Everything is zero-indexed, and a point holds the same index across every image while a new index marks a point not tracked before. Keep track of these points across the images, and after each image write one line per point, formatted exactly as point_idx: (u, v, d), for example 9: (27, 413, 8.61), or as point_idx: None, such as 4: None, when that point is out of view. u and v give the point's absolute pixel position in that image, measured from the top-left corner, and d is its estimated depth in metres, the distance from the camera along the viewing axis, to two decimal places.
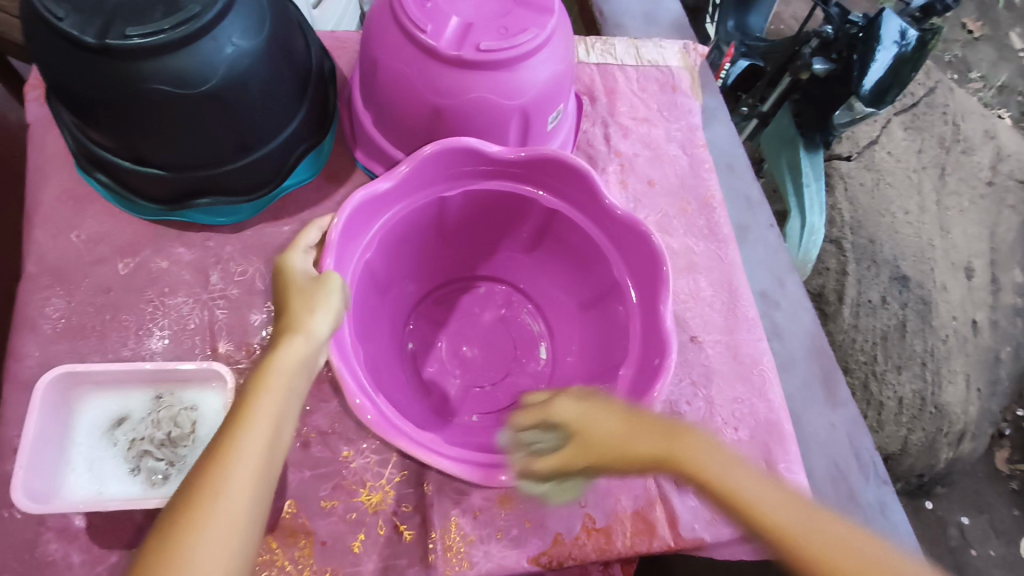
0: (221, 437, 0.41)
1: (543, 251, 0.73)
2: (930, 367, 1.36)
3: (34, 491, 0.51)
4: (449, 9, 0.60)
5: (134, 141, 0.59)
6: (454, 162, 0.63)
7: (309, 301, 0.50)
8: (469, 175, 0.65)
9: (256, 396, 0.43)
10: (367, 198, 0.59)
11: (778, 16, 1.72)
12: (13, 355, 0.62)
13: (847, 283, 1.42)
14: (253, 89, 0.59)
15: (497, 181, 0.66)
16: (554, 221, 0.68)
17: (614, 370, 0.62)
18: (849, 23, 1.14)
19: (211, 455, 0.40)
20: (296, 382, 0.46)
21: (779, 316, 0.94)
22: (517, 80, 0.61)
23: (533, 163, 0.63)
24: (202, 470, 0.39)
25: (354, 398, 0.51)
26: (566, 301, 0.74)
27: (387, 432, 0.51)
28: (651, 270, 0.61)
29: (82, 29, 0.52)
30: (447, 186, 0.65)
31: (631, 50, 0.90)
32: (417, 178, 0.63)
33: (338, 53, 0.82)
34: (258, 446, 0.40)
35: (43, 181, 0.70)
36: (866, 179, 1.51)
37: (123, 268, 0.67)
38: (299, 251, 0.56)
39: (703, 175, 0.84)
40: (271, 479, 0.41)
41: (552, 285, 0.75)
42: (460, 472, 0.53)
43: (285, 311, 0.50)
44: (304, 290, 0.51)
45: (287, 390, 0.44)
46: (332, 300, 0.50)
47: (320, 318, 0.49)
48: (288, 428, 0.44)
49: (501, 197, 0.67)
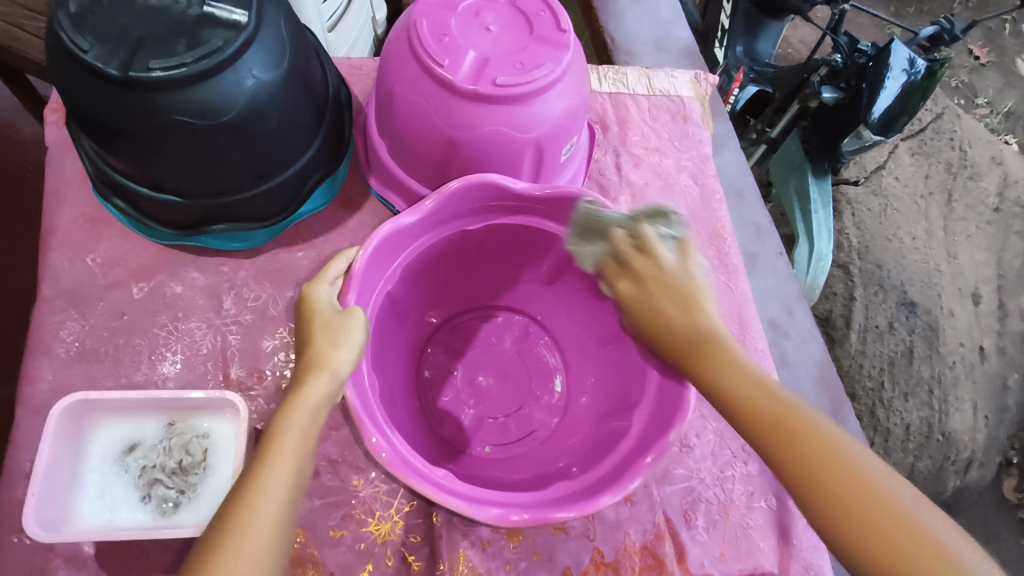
0: (246, 476, 0.41)
1: (562, 285, 0.73)
2: (938, 395, 1.35)
3: (46, 518, 0.51)
4: (466, 43, 0.61)
5: (153, 169, 0.60)
6: (476, 197, 0.63)
7: (334, 335, 0.51)
8: (493, 209, 0.65)
9: (280, 432, 0.44)
10: (391, 233, 0.60)
11: (786, 41, 1.73)
12: (27, 379, 0.62)
13: (854, 308, 1.43)
14: (270, 119, 0.60)
15: (521, 216, 0.66)
16: (575, 257, 0.68)
17: (630, 411, 0.62)
18: (859, 52, 1.16)
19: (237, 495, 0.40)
20: (319, 420, 0.46)
21: (788, 345, 0.94)
22: (531, 113, 0.62)
23: (557, 201, 0.63)
24: (230, 509, 0.40)
25: (369, 434, 0.50)
26: (584, 336, 0.74)
27: (402, 469, 0.50)
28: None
29: (106, 61, 0.53)
30: (470, 219, 0.66)
31: (643, 79, 0.91)
32: (439, 213, 0.63)
33: (353, 79, 0.83)
34: (282, 481, 0.41)
35: (60, 204, 0.70)
36: (874, 205, 1.54)
37: (137, 292, 0.67)
38: (324, 283, 0.56)
39: (713, 206, 0.84)
40: (295, 516, 0.41)
41: (570, 318, 0.75)
42: (469, 510, 0.50)
43: (306, 345, 0.51)
44: (328, 323, 0.52)
45: (309, 425, 0.45)
46: (354, 334, 0.51)
47: (342, 353, 0.50)
48: (309, 464, 0.44)
49: (523, 230, 0.68)
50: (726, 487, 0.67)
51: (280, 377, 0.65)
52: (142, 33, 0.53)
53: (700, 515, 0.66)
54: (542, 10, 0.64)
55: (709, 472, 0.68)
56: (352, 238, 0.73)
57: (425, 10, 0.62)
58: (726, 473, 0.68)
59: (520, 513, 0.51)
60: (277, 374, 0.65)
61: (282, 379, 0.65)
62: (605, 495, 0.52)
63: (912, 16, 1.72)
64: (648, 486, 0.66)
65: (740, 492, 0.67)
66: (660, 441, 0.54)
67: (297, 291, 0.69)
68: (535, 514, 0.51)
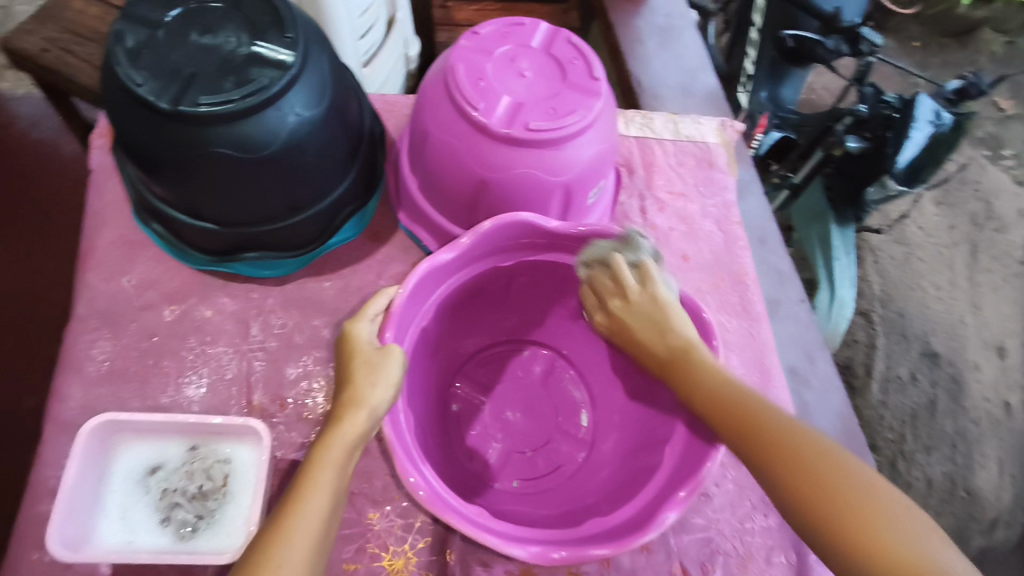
0: (281, 512, 0.45)
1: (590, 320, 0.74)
2: (961, 450, 1.33)
3: (68, 538, 0.52)
4: (500, 89, 0.63)
5: (195, 198, 0.62)
6: (510, 236, 0.64)
7: (373, 373, 0.52)
8: (527, 247, 0.67)
9: (316, 471, 0.47)
10: (430, 270, 0.60)
11: (810, 87, 1.75)
12: (56, 395, 0.64)
13: (876, 357, 1.41)
14: (308, 154, 0.62)
15: (552, 254, 0.68)
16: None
17: (660, 448, 0.62)
18: (884, 103, 1.16)
19: (271, 531, 0.43)
20: (351, 459, 0.49)
21: (809, 395, 0.94)
22: (562, 157, 0.63)
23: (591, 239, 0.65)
24: (263, 545, 0.42)
25: (408, 475, 0.51)
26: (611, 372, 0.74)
27: (437, 505, 0.51)
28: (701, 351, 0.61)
29: (158, 96, 0.55)
30: (503, 255, 0.67)
31: (669, 125, 0.93)
32: (474, 250, 0.64)
33: (387, 115, 0.86)
34: (315, 521, 0.44)
35: (99, 225, 0.73)
36: (896, 253, 1.54)
37: (168, 314, 0.69)
38: (365, 320, 0.58)
39: (736, 252, 0.85)
40: (323, 555, 0.44)
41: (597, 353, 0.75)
42: (504, 547, 0.50)
43: (347, 380, 0.53)
44: (368, 359, 0.54)
45: (344, 464, 0.48)
46: (393, 371, 0.53)
47: (379, 391, 0.52)
48: (339, 506, 0.47)
49: (552, 267, 0.69)
50: (745, 539, 0.66)
51: (302, 405, 0.66)
52: (194, 69, 0.56)
53: (717, 567, 0.64)
54: (575, 58, 0.66)
55: (728, 523, 0.67)
56: (379, 270, 0.75)
57: (462, 55, 0.64)
58: (745, 525, 0.67)
59: (558, 551, 0.51)
60: (298, 402, 0.66)
61: (303, 407, 0.66)
62: (645, 531, 0.52)
63: (936, 66, 1.73)
64: (665, 535, 0.65)
65: (759, 545, 0.66)
66: (694, 477, 0.53)
67: (323, 320, 0.71)
68: (573, 551, 0.51)
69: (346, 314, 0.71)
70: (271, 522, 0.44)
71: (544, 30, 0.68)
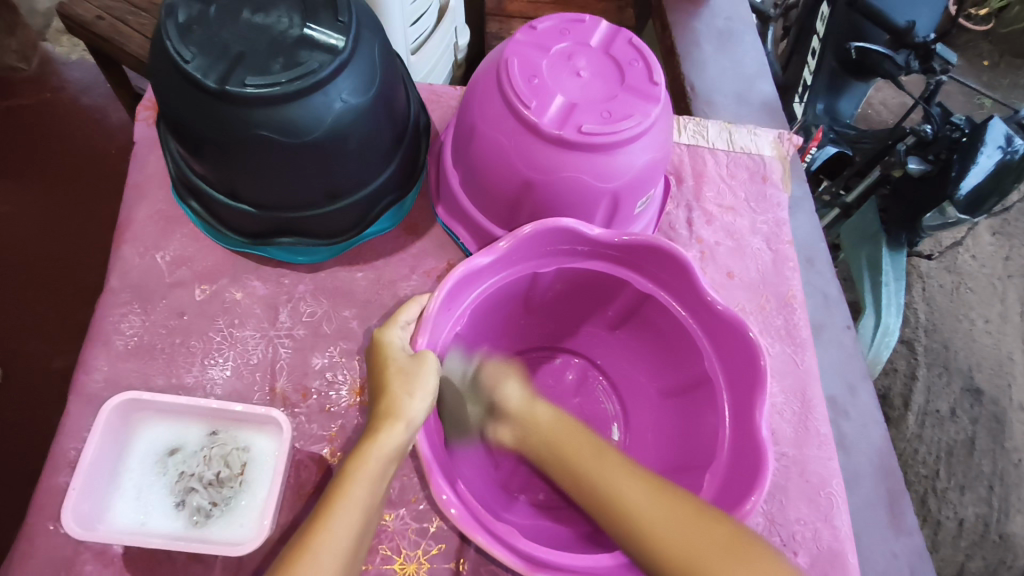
0: (310, 531, 0.44)
1: (627, 331, 0.72)
2: (998, 493, 1.27)
3: (83, 514, 0.51)
4: (554, 87, 0.60)
5: (234, 179, 0.61)
6: (555, 240, 0.62)
7: (408, 382, 0.51)
8: (568, 253, 0.64)
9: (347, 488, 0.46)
10: (465, 273, 0.59)
11: (868, 101, 1.68)
12: (82, 366, 0.63)
13: (915, 388, 1.35)
14: (352, 143, 0.60)
15: (596, 261, 0.65)
16: (646, 304, 0.66)
17: (700, 473, 0.59)
18: (952, 125, 1.11)
19: (296, 545, 0.44)
20: (385, 472, 0.48)
21: (846, 426, 0.90)
22: (614, 164, 0.60)
23: (635, 248, 0.62)
24: (289, 560, 0.43)
25: (439, 488, 0.50)
26: (647, 387, 0.72)
27: (469, 526, 0.50)
28: (746, 373, 0.59)
29: (204, 73, 0.54)
30: (544, 261, 0.65)
31: (723, 134, 0.89)
32: (514, 254, 0.62)
33: (432, 105, 0.83)
34: (342, 539, 0.44)
35: (137, 199, 0.72)
36: (946, 281, 1.48)
37: (199, 293, 0.68)
38: (397, 326, 0.56)
39: (785, 273, 0.80)
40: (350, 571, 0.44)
41: (633, 366, 0.73)
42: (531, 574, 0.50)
43: (382, 388, 0.52)
44: (403, 368, 0.52)
45: (378, 478, 0.48)
46: (428, 382, 0.52)
47: (416, 402, 0.51)
48: (369, 524, 0.47)
49: (596, 276, 0.66)
50: None
51: (325, 398, 0.64)
52: (243, 48, 0.54)
53: None
54: (635, 60, 0.63)
55: None
56: (412, 264, 0.73)
57: (518, 49, 0.61)
58: None
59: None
60: (322, 393, 0.65)
61: (327, 400, 0.64)
62: None
63: (1005, 88, 1.64)
64: None
65: None
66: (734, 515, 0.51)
67: (352, 311, 0.69)
68: None
69: (376, 307, 0.70)
70: (299, 534, 0.45)
71: (604, 28, 0.65)
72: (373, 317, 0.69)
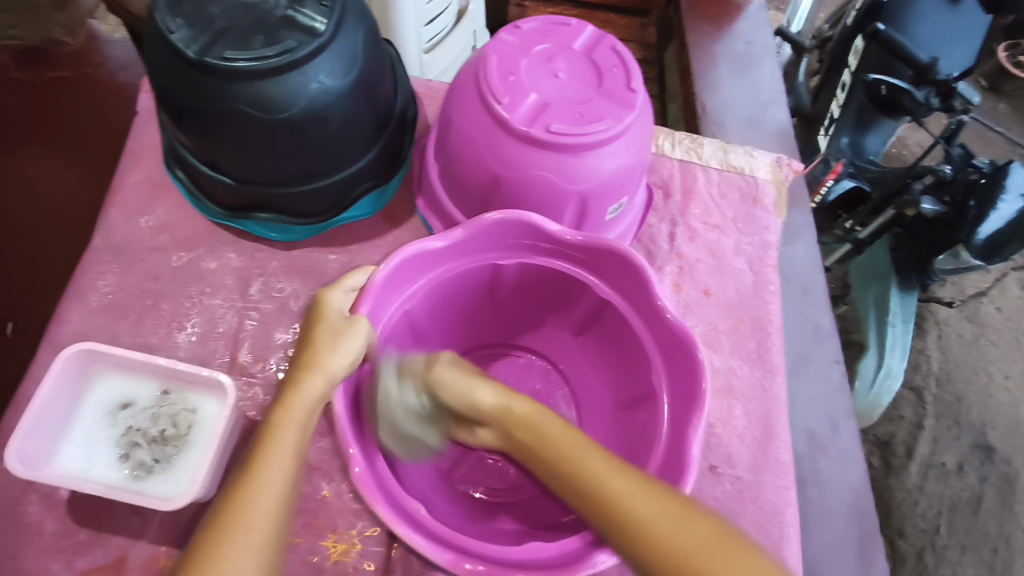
0: (241, 477, 0.44)
1: (590, 338, 0.71)
2: (1001, 557, 1.21)
3: (26, 455, 0.53)
4: (530, 86, 0.61)
5: (214, 150, 0.63)
6: (516, 234, 0.62)
7: (333, 341, 0.52)
8: (530, 249, 0.64)
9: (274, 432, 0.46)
10: (420, 252, 0.60)
11: (902, 141, 1.64)
12: (57, 318, 0.66)
13: (920, 438, 1.30)
14: (329, 125, 0.61)
15: (557, 260, 0.65)
16: (606, 311, 0.66)
17: None
18: (972, 168, 1.08)
19: (231, 494, 0.43)
20: (312, 418, 0.49)
21: (826, 463, 0.88)
22: (581, 166, 0.60)
23: (595, 251, 0.62)
24: (230, 506, 0.42)
25: (348, 447, 0.51)
26: (602, 397, 0.71)
27: (369, 490, 0.51)
28: (689, 390, 0.57)
29: (187, 44, 0.56)
30: (505, 254, 0.65)
31: (719, 153, 0.88)
32: (474, 242, 0.62)
33: (429, 100, 0.85)
34: (279, 479, 0.44)
35: (131, 164, 0.75)
36: (966, 331, 1.43)
37: (176, 260, 0.70)
38: (340, 289, 0.58)
39: (764, 296, 0.79)
40: (287, 517, 0.44)
41: (592, 374, 0.72)
42: (427, 552, 0.49)
43: (308, 344, 0.52)
44: (332, 327, 0.53)
45: (305, 423, 0.48)
46: (356, 342, 0.53)
47: (339, 356, 0.51)
48: (301, 472, 0.47)
49: (558, 276, 0.66)
50: None
51: (281, 370, 0.66)
52: (227, 24, 0.57)
53: None
54: (615, 66, 0.63)
55: None
56: (386, 252, 0.74)
57: (498, 47, 0.62)
58: None
59: (474, 563, 0.49)
60: (279, 366, 0.66)
61: (282, 373, 0.66)
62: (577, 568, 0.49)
63: None
64: None
65: None
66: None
67: (321, 290, 0.70)
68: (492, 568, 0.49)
69: None
70: (230, 486, 0.44)
71: (590, 33, 0.65)
72: None
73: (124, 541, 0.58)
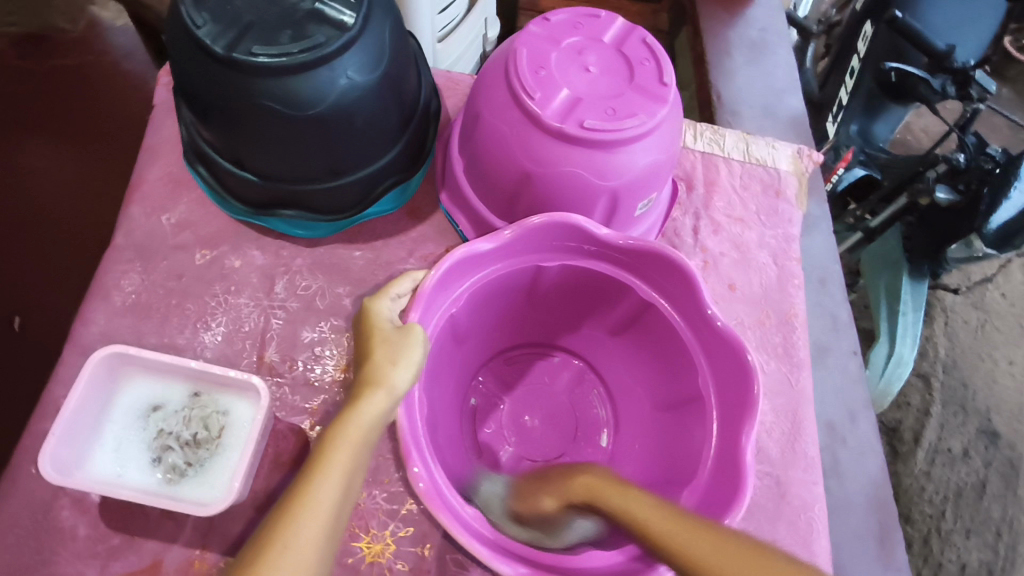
0: (291, 496, 0.43)
1: (628, 338, 0.70)
2: (1005, 540, 1.22)
3: (60, 461, 0.52)
4: (561, 80, 0.59)
5: (239, 147, 0.62)
6: (559, 236, 0.61)
7: (394, 353, 0.52)
8: (573, 251, 0.63)
9: (331, 450, 0.46)
10: (466, 256, 0.59)
11: (907, 127, 1.64)
12: (82, 319, 0.65)
13: (927, 425, 1.31)
14: (356, 121, 0.60)
15: (600, 262, 0.64)
16: (648, 313, 0.65)
17: (677, 490, 0.59)
18: (986, 156, 1.06)
19: (286, 506, 0.43)
20: (371, 439, 0.48)
21: (844, 454, 0.88)
22: (614, 161, 0.59)
23: (639, 253, 0.61)
24: (279, 521, 0.42)
25: (412, 464, 0.50)
26: (640, 399, 0.70)
27: (435, 502, 0.50)
28: (740, 395, 0.57)
29: (215, 39, 0.55)
30: (549, 255, 0.64)
31: (740, 144, 0.87)
32: (519, 244, 0.61)
33: (449, 92, 0.83)
34: (327, 503, 0.43)
35: (150, 160, 0.74)
36: (971, 318, 1.43)
37: (200, 258, 0.69)
38: (386, 298, 0.57)
39: (789, 290, 0.79)
40: (338, 530, 0.44)
41: (630, 375, 0.71)
42: (492, 561, 0.50)
43: (367, 356, 0.53)
44: (389, 339, 0.53)
45: (363, 444, 0.47)
46: (415, 354, 0.52)
47: (401, 371, 0.51)
48: (353, 492, 0.46)
49: (600, 278, 0.65)
50: None
51: (310, 370, 0.65)
52: (254, 18, 0.55)
53: None
54: (647, 59, 0.62)
55: None
56: (410, 248, 0.73)
57: (528, 40, 0.61)
58: None
59: None
60: (307, 366, 0.65)
61: (312, 373, 0.65)
62: None
63: None
64: None
65: None
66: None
67: (346, 288, 0.70)
68: None
69: (371, 287, 0.70)
70: (282, 502, 0.44)
71: (619, 25, 0.64)
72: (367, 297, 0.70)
73: (158, 546, 0.57)
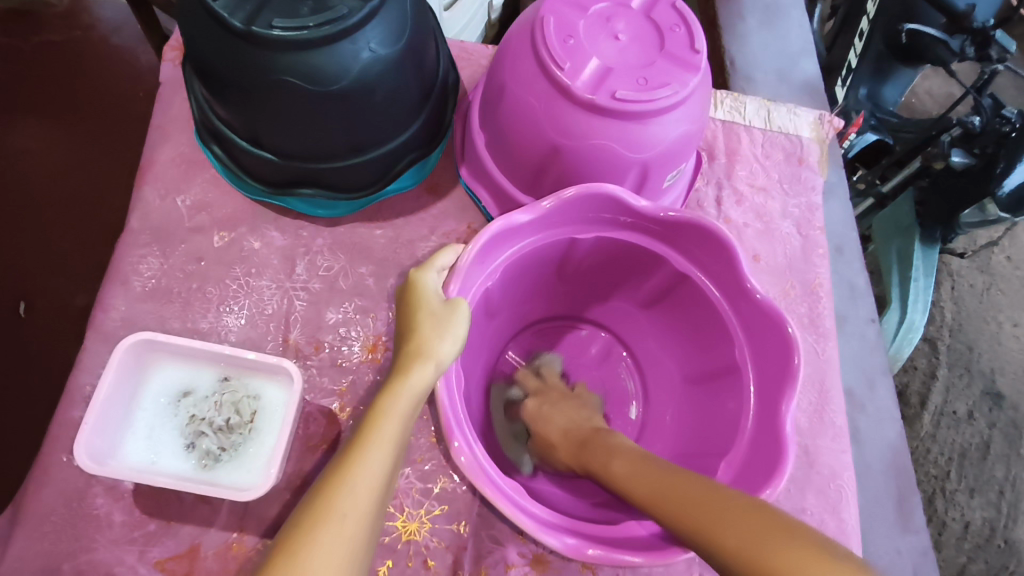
0: (339, 466, 0.43)
1: (659, 311, 0.70)
2: (1007, 498, 1.24)
3: (94, 449, 0.52)
4: (590, 49, 0.57)
5: (257, 125, 0.59)
6: (595, 208, 0.60)
7: (439, 327, 0.51)
8: (608, 223, 0.62)
9: (379, 422, 0.46)
10: (502, 228, 0.58)
11: (913, 89, 1.61)
12: (100, 305, 0.64)
13: (933, 388, 1.32)
14: (378, 96, 0.58)
15: (634, 234, 0.63)
16: (682, 285, 0.65)
17: (715, 461, 0.59)
18: (1001, 119, 0.99)
19: (332, 477, 0.42)
20: (414, 412, 0.48)
21: (862, 421, 0.88)
22: (646, 133, 0.58)
23: (675, 225, 0.61)
24: (325, 491, 0.41)
25: (454, 440, 0.50)
26: (670, 369, 0.71)
27: (479, 476, 0.50)
28: (779, 365, 0.57)
29: (231, 13, 0.52)
30: (583, 227, 0.63)
31: (762, 111, 0.85)
32: (555, 215, 0.60)
33: (463, 63, 0.81)
34: (376, 474, 0.43)
35: (160, 141, 0.71)
36: (977, 282, 1.43)
37: (218, 240, 0.68)
38: (432, 270, 0.56)
39: (814, 260, 0.78)
40: (381, 506, 0.43)
41: (660, 348, 0.72)
42: (540, 533, 0.50)
43: (411, 330, 0.52)
44: (434, 313, 0.52)
45: (409, 415, 0.47)
46: (460, 329, 0.52)
47: (446, 346, 0.51)
48: (397, 464, 0.46)
49: (634, 250, 0.65)
50: None
51: (338, 352, 0.64)
52: None
53: None
54: (677, 25, 0.60)
55: None
56: (432, 225, 0.72)
57: (554, 6, 0.59)
58: None
59: (595, 549, 0.51)
60: (334, 348, 0.65)
61: (339, 354, 0.64)
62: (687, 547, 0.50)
63: None
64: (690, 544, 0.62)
65: None
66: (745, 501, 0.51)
67: (369, 268, 0.69)
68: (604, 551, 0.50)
69: (393, 265, 0.69)
70: (329, 470, 0.43)
71: None
72: (390, 275, 0.69)
73: (195, 530, 0.57)
